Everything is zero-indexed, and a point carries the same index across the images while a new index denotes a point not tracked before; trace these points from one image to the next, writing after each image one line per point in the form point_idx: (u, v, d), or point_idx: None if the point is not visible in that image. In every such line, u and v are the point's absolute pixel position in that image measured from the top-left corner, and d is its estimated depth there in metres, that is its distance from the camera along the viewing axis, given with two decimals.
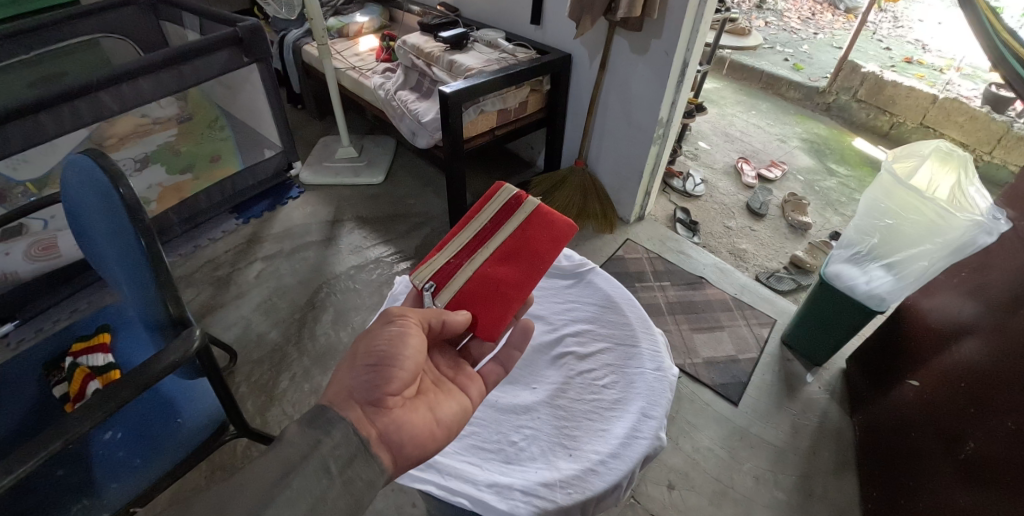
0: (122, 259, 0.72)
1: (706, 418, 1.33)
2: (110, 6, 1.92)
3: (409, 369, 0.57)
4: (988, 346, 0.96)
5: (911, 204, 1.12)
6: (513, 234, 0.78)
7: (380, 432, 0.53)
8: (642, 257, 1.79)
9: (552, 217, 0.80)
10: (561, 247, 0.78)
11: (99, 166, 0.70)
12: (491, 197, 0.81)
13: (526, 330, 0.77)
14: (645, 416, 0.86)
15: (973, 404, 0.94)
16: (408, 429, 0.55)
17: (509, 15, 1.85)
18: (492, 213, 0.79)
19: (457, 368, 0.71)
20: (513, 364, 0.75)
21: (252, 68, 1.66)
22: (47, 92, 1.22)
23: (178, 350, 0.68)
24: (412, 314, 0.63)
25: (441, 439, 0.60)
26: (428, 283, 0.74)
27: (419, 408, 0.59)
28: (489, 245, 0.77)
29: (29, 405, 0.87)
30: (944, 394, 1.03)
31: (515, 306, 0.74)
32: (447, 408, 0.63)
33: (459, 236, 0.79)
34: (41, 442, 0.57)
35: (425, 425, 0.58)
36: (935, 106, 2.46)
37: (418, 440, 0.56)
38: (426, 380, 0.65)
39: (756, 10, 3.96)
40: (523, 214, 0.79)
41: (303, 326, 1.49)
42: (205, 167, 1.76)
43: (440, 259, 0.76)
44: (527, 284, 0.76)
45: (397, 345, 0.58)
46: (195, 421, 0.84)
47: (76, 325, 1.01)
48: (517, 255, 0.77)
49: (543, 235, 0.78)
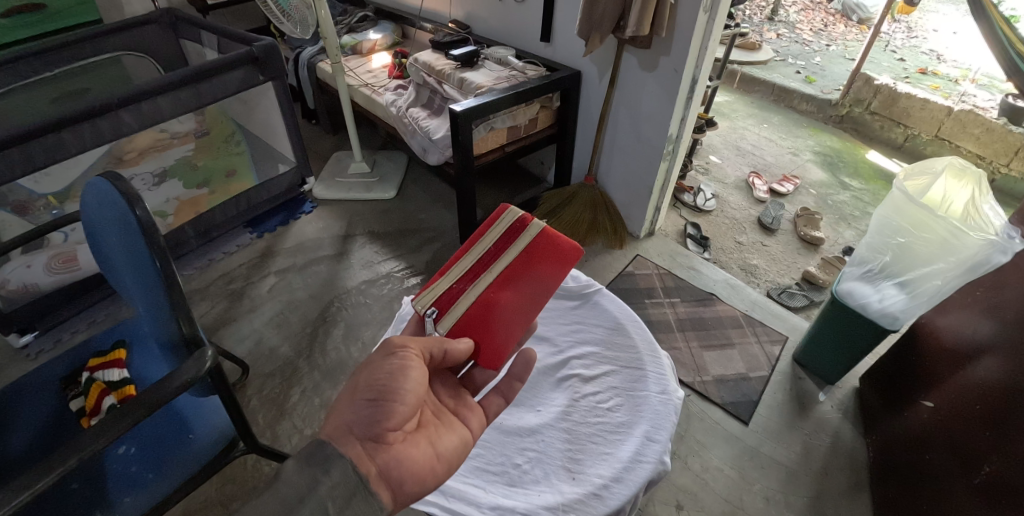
0: (139, 281, 0.75)
1: (716, 437, 1.32)
2: (131, 25, 1.99)
3: (410, 403, 0.57)
4: (1004, 371, 0.94)
5: (923, 221, 1.11)
6: (518, 258, 0.79)
7: (379, 469, 0.53)
8: (652, 273, 1.78)
9: (558, 239, 0.81)
10: (566, 270, 0.80)
11: (117, 190, 0.73)
12: (495, 222, 0.82)
13: (528, 360, 0.75)
14: (649, 440, 0.86)
15: (990, 429, 0.92)
16: (408, 464, 0.56)
17: (519, 32, 1.87)
18: (497, 236, 0.81)
19: (458, 398, 0.70)
20: (515, 395, 0.74)
21: (268, 86, 1.71)
22: (70, 111, 1.26)
23: (192, 368, 0.70)
24: (413, 344, 0.62)
25: (441, 474, 0.60)
26: (430, 308, 0.74)
27: (419, 442, 0.59)
28: (493, 269, 0.78)
29: (46, 420, 0.89)
30: (960, 419, 1.00)
31: (516, 332, 0.74)
32: (448, 441, 0.63)
33: (463, 261, 0.79)
34: (60, 458, 0.59)
35: (424, 460, 0.58)
36: (950, 118, 2.42)
37: (418, 475, 0.56)
38: (427, 411, 0.64)
39: (767, 22, 3.95)
40: (528, 237, 0.80)
41: (315, 340, 1.51)
42: (221, 181, 1.80)
43: (443, 284, 0.77)
44: (528, 311, 0.76)
45: (398, 378, 0.57)
46: (206, 436, 0.86)
47: (93, 340, 1.04)
48: (521, 280, 0.77)
49: (548, 259, 0.79)
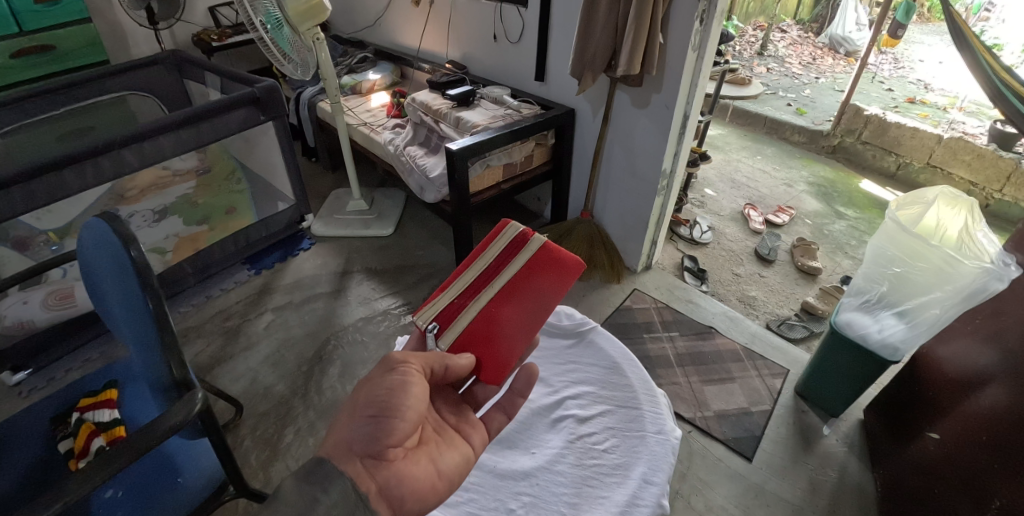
0: (132, 324, 0.74)
1: (720, 475, 1.29)
2: (138, 66, 2.05)
3: (412, 420, 0.55)
4: (1010, 395, 0.92)
5: (917, 251, 1.11)
6: (520, 272, 0.75)
7: (379, 486, 0.50)
8: (650, 307, 1.78)
9: (558, 254, 0.77)
10: (567, 283, 0.76)
11: (114, 231, 0.73)
12: (496, 237, 0.79)
13: (530, 375, 0.74)
14: (646, 483, 0.85)
15: (999, 459, 0.90)
16: (409, 482, 0.53)
17: (514, 72, 1.92)
18: (497, 252, 0.78)
19: (459, 414, 0.67)
20: (518, 411, 0.71)
21: (268, 125, 1.74)
22: (74, 150, 1.28)
23: (181, 411, 0.69)
24: (414, 360, 0.60)
25: (442, 492, 0.57)
26: (431, 323, 0.71)
27: (421, 459, 0.57)
28: (495, 283, 0.74)
29: (31, 464, 0.87)
30: (970, 446, 0.98)
31: (519, 348, 0.71)
32: (449, 458, 0.60)
33: (464, 275, 0.76)
34: (40, 505, 0.57)
35: (426, 478, 0.55)
36: (940, 146, 2.46)
37: (419, 493, 0.54)
38: (428, 427, 0.62)
39: (757, 57, 4.08)
40: (530, 251, 0.77)
41: (310, 379, 1.49)
42: (221, 218, 1.81)
43: (444, 299, 0.74)
44: (531, 324, 0.73)
45: (399, 394, 0.55)
46: (196, 480, 0.84)
47: (85, 380, 1.03)
48: (522, 295, 0.74)
49: (550, 272, 0.75)
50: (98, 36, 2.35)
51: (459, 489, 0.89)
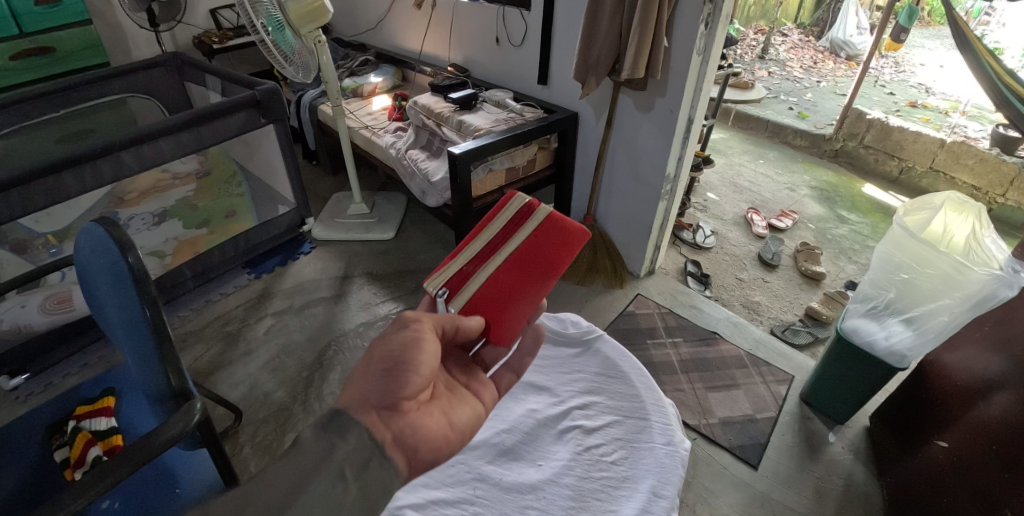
0: (130, 332, 0.73)
1: (725, 483, 1.27)
2: (138, 69, 2.03)
3: (425, 374, 0.53)
4: (1016, 402, 0.92)
5: (924, 256, 1.10)
6: (528, 241, 0.72)
7: (395, 435, 0.48)
8: (653, 313, 1.77)
9: (565, 224, 0.74)
10: (575, 250, 0.73)
11: (110, 237, 0.72)
12: (503, 206, 0.75)
13: (536, 333, 0.74)
14: (656, 496, 0.84)
15: (1006, 468, 0.89)
16: (424, 432, 0.51)
17: (517, 76, 1.92)
18: (505, 220, 0.74)
19: (470, 373, 0.66)
20: (525, 370, 0.71)
21: (269, 128, 1.73)
22: (72, 153, 1.27)
23: (179, 422, 0.67)
24: (426, 318, 0.59)
25: (455, 445, 0.55)
26: (441, 289, 0.69)
27: (434, 412, 0.55)
28: (503, 251, 0.71)
29: (26, 473, 0.85)
30: (976, 451, 0.98)
31: (527, 312, 0.69)
32: (461, 412, 0.58)
33: (472, 242, 0.73)
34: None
35: (439, 429, 0.53)
36: (943, 151, 2.45)
37: (433, 443, 0.51)
38: (439, 385, 0.60)
39: (758, 61, 4.08)
40: (537, 221, 0.73)
41: (310, 385, 1.48)
42: (220, 222, 1.79)
43: (453, 266, 0.71)
44: (540, 290, 0.71)
45: (412, 350, 0.54)
46: (192, 490, 0.82)
47: (82, 387, 1.01)
48: (531, 261, 0.71)
49: (558, 241, 0.72)
50: (98, 38, 2.34)
51: (463, 502, 0.87)
